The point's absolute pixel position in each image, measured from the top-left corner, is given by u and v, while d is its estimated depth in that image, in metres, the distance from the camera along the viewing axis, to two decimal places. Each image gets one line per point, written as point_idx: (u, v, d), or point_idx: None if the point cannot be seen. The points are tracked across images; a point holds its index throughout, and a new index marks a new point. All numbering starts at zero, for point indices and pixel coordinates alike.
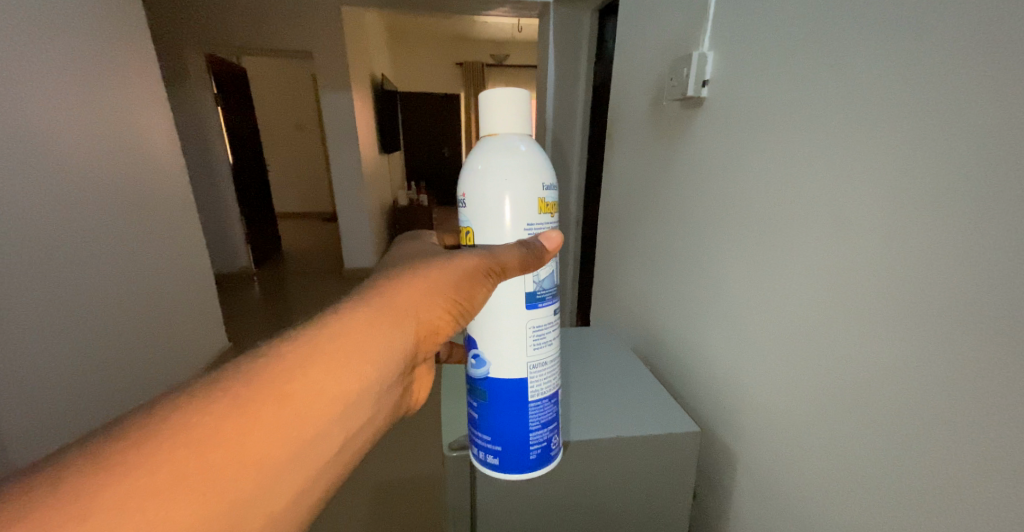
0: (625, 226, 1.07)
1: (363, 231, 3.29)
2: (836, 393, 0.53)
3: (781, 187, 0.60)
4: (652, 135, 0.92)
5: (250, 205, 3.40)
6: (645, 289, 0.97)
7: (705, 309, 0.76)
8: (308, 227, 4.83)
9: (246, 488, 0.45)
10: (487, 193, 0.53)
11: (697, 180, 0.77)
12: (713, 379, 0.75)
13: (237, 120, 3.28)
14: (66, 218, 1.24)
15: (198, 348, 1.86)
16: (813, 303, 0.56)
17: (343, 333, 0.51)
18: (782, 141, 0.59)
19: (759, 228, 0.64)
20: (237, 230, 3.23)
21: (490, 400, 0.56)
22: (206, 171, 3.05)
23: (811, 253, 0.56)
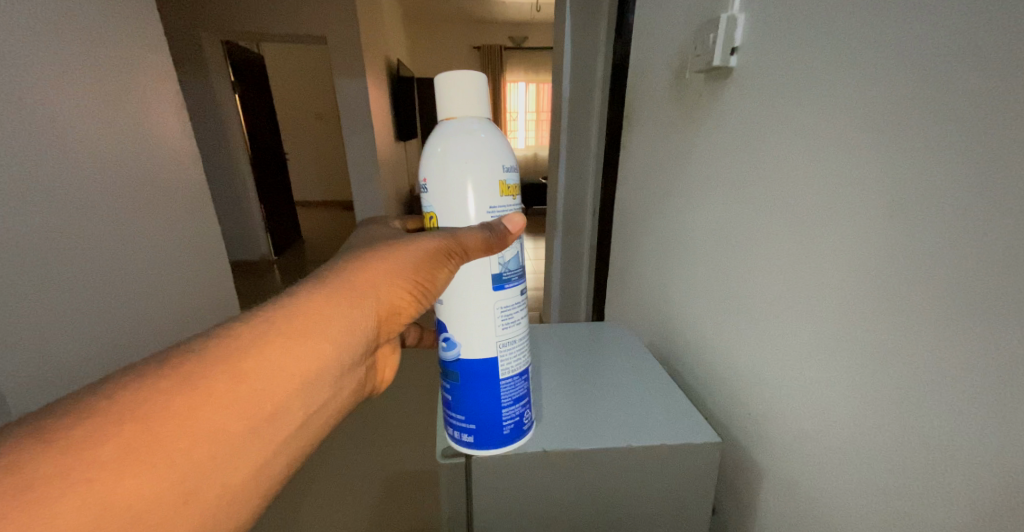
0: (643, 212, 1.01)
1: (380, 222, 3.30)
2: (858, 405, 0.49)
3: (803, 178, 0.54)
4: (670, 119, 0.87)
5: (269, 193, 3.43)
6: (664, 280, 0.91)
7: (721, 308, 0.71)
8: (328, 216, 4.87)
9: (197, 473, 0.41)
10: (447, 174, 0.50)
11: (714, 171, 0.72)
12: (727, 384, 0.70)
13: (255, 107, 3.30)
14: (99, 203, 1.23)
15: None
16: (835, 307, 0.51)
17: (305, 311, 0.49)
18: (809, 127, 0.53)
19: (777, 223, 0.59)
20: (257, 218, 3.27)
21: (462, 381, 0.53)
22: (225, 159, 3.08)
23: (834, 252, 0.51)
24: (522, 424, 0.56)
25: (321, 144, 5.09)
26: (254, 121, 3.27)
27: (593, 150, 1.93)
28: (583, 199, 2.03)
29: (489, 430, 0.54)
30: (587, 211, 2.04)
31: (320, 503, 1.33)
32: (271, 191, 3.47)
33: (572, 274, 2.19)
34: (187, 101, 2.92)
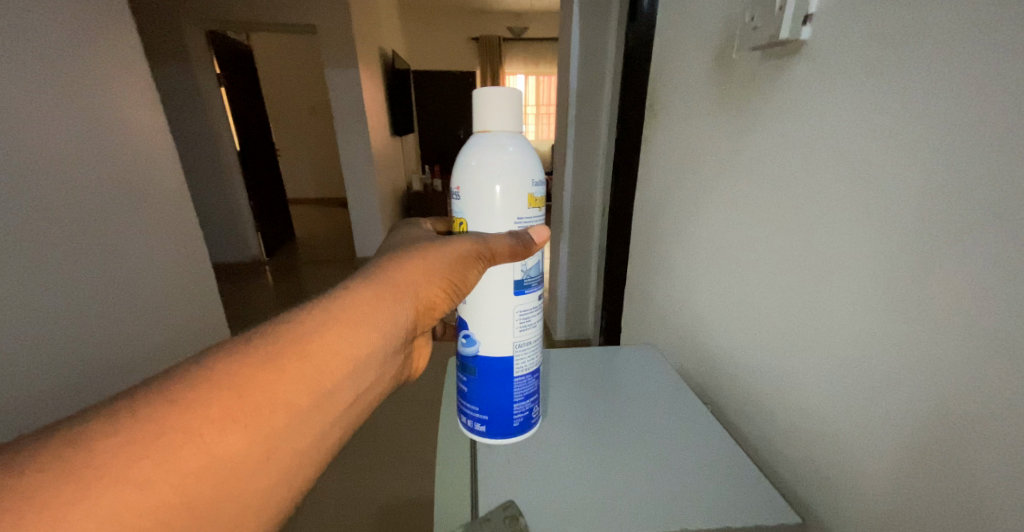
0: (654, 217, 0.90)
1: (373, 223, 3.20)
2: (894, 480, 0.41)
3: (832, 202, 0.46)
4: (684, 123, 0.78)
5: (258, 191, 3.33)
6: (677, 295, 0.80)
7: (735, 341, 0.63)
8: (323, 214, 4.77)
9: (261, 447, 0.44)
10: (485, 186, 0.52)
11: (726, 187, 0.64)
12: (744, 429, 0.62)
13: (242, 102, 3.18)
14: (43, 205, 1.11)
15: None
16: (873, 358, 0.43)
17: (349, 305, 0.51)
18: (843, 142, 0.45)
19: (801, 251, 0.50)
20: (245, 217, 3.16)
21: (481, 376, 0.56)
22: (211, 156, 2.97)
23: (874, 292, 0.42)
24: (530, 419, 0.59)
25: (315, 141, 4.97)
26: (242, 119, 3.16)
27: (604, 150, 1.90)
28: (592, 199, 2.00)
29: (500, 423, 0.57)
30: (596, 212, 2.03)
31: (307, 529, 1.26)
32: (261, 191, 3.37)
33: (580, 275, 2.16)
34: (169, 95, 2.80)
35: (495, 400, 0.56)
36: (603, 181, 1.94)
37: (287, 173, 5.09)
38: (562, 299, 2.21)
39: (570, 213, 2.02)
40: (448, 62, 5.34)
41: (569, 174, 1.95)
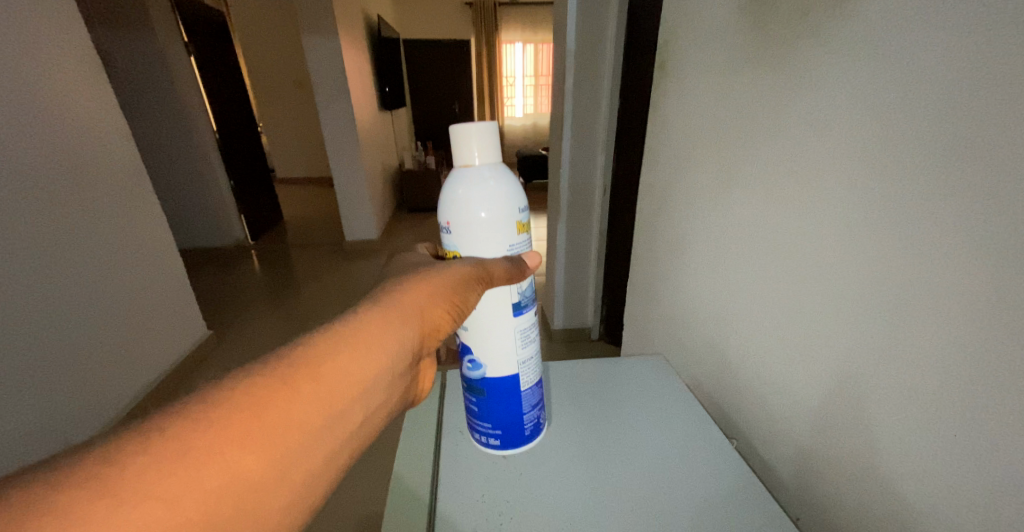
0: (675, 196, 0.82)
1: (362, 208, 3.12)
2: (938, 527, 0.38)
3: (878, 216, 0.40)
4: (700, 113, 0.71)
5: (239, 172, 3.24)
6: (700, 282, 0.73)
7: (760, 359, 0.57)
8: (313, 193, 4.68)
9: (258, 480, 0.36)
10: (475, 216, 0.48)
11: (748, 188, 0.57)
12: (770, 458, 0.58)
13: (216, 76, 3.04)
14: None
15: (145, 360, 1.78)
16: (921, 399, 0.38)
17: (358, 329, 0.44)
18: (896, 151, 0.38)
19: (839, 270, 0.44)
20: (225, 198, 3.10)
21: (490, 395, 0.52)
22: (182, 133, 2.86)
23: (923, 326, 0.37)
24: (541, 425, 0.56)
25: (302, 117, 4.81)
26: (215, 99, 3.02)
27: (605, 126, 1.76)
28: (592, 179, 1.87)
29: (514, 436, 0.54)
30: (596, 192, 1.89)
31: None
32: (240, 174, 3.27)
33: (578, 262, 2.04)
34: (136, 71, 2.67)
35: (509, 417, 0.53)
36: (604, 159, 1.81)
37: (274, 151, 4.96)
38: (559, 288, 2.09)
39: (567, 196, 1.89)
40: (441, 29, 5.10)
41: (567, 153, 1.81)
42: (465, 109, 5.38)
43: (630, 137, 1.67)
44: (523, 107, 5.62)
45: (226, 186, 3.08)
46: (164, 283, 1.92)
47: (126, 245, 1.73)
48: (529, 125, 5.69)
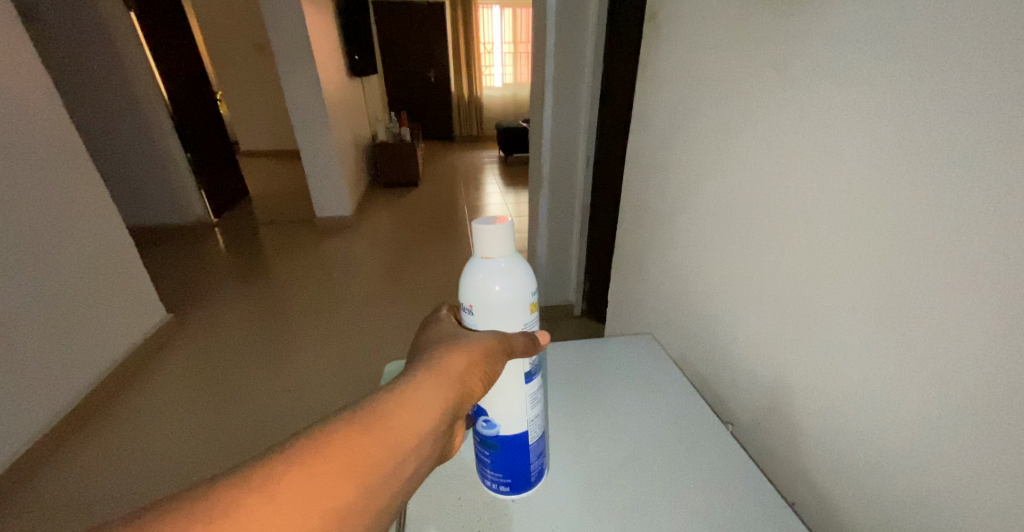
0: (664, 172, 0.79)
1: (333, 184, 2.99)
2: (955, 492, 0.39)
3: (914, 182, 0.38)
4: (701, 77, 0.66)
5: (196, 144, 3.07)
6: (695, 259, 0.72)
7: (773, 329, 0.56)
8: (279, 166, 4.50)
9: None
10: (496, 300, 0.48)
11: (765, 153, 0.54)
12: (782, 430, 0.57)
13: (165, 40, 2.82)
14: None
15: (95, 348, 1.68)
16: (949, 370, 0.38)
17: (392, 402, 0.41)
18: (942, 115, 0.36)
19: (866, 237, 0.43)
20: (182, 173, 2.94)
21: (502, 453, 0.53)
22: (129, 100, 2.69)
23: (957, 295, 0.36)
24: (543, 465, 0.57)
25: (266, 85, 4.55)
26: (164, 65, 2.80)
27: (588, 92, 1.68)
28: (575, 149, 1.80)
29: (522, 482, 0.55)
30: (580, 163, 1.82)
31: None
32: (197, 147, 3.08)
33: (561, 237, 1.98)
34: (73, 33, 2.46)
35: (517, 468, 0.53)
36: (588, 127, 1.73)
37: (236, 122, 4.71)
38: (542, 263, 2.04)
39: (550, 167, 1.82)
40: None
41: (549, 121, 1.73)
42: (440, 78, 5.21)
43: (613, 109, 1.59)
44: (502, 76, 5.43)
45: (183, 160, 2.93)
46: (113, 266, 1.80)
47: (58, 223, 1.59)
48: (509, 95, 5.52)
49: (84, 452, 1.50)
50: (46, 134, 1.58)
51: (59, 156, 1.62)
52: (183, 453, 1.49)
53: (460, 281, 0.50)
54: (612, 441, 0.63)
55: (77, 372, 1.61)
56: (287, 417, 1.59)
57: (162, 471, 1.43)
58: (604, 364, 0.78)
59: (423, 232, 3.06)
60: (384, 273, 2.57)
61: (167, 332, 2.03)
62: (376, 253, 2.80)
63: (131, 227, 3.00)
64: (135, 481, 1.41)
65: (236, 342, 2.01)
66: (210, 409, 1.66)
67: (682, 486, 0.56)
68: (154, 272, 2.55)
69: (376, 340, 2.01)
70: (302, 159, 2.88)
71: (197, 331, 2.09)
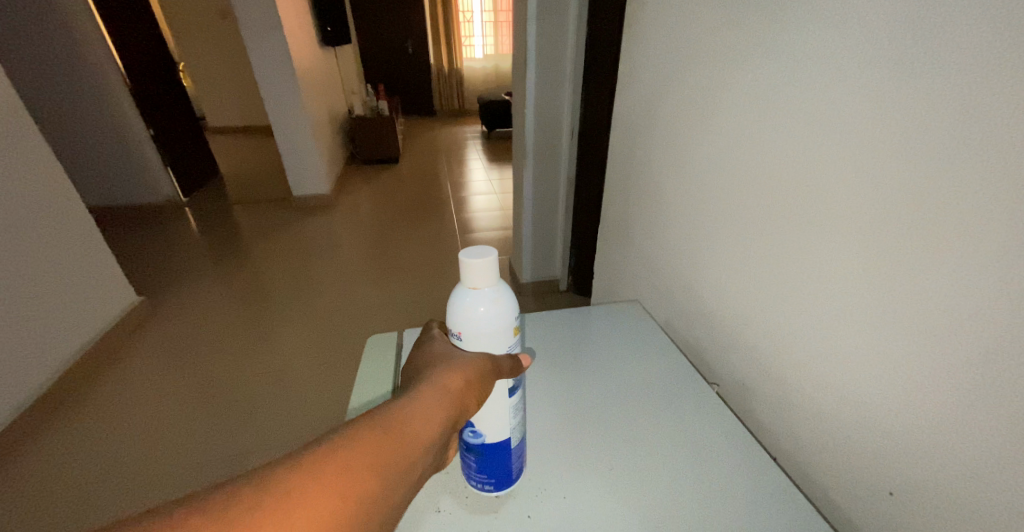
0: (655, 140, 0.77)
1: (309, 161, 2.89)
2: (938, 437, 0.39)
3: (910, 124, 0.37)
4: (693, 27, 0.63)
5: (160, 120, 2.92)
6: (684, 227, 0.71)
7: (762, 286, 0.55)
8: (253, 142, 4.35)
9: None
10: (483, 325, 0.48)
11: (756, 103, 0.52)
12: (765, 393, 0.58)
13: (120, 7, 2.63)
14: None
15: (60, 333, 1.61)
16: (937, 317, 0.37)
17: (398, 419, 0.42)
18: (948, 46, 0.34)
19: (857, 184, 0.42)
20: (146, 151, 2.81)
21: (484, 462, 0.51)
22: (84, 73, 2.53)
23: (950, 238, 0.36)
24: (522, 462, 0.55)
25: (232, 56, 4.32)
26: (119, 33, 2.61)
27: (571, 59, 1.61)
28: (559, 121, 1.74)
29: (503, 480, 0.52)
30: (563, 135, 1.76)
31: None
32: (161, 122, 2.93)
33: (546, 212, 1.94)
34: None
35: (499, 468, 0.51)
36: (572, 97, 1.67)
37: (204, 95, 4.51)
38: (526, 239, 2.00)
39: (533, 140, 1.76)
40: None
41: (531, 92, 1.66)
42: (419, 49, 5.05)
43: (597, 76, 1.53)
44: (483, 47, 5.26)
45: (146, 137, 2.79)
46: (72, 246, 1.70)
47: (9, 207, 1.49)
48: (491, 67, 5.36)
49: (57, 438, 1.46)
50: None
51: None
52: (162, 435, 1.46)
53: (447, 311, 0.49)
54: (598, 417, 0.62)
55: (43, 357, 1.55)
56: (271, 399, 1.57)
57: (140, 455, 1.40)
58: (589, 339, 0.76)
59: (404, 210, 2.99)
60: (365, 252, 2.51)
61: (140, 315, 1.96)
62: (356, 230, 2.73)
63: (96, 206, 2.87)
64: (113, 464, 1.37)
65: (213, 323, 1.96)
66: (189, 392, 1.62)
67: (668, 459, 0.56)
68: (121, 253, 2.45)
69: (357, 320, 1.97)
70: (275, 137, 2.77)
71: (170, 313, 2.03)
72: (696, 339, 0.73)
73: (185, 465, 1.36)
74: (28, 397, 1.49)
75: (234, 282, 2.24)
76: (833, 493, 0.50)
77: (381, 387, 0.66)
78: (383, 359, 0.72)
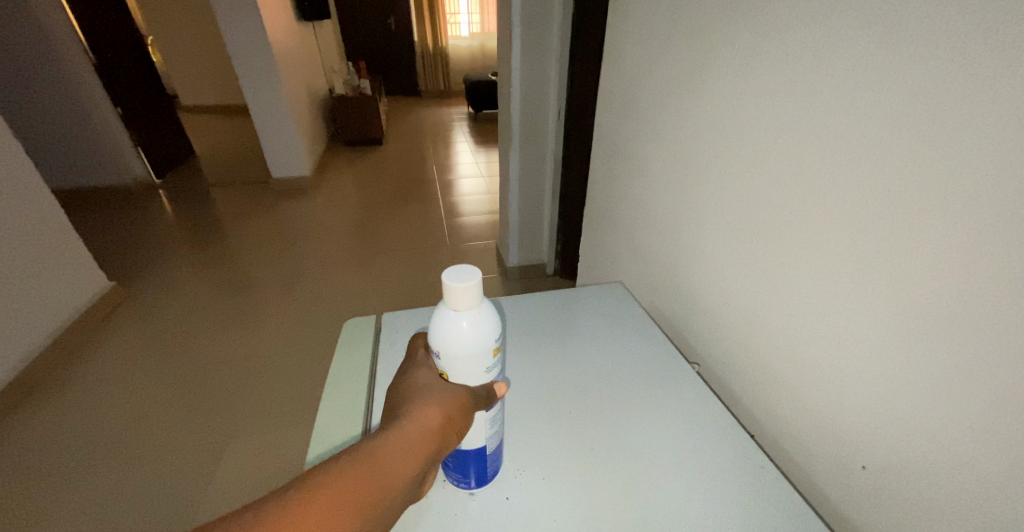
0: (651, 126, 0.77)
1: (289, 142, 2.81)
2: (905, 416, 0.43)
3: (905, 115, 0.38)
4: (693, 9, 0.63)
5: (129, 98, 2.81)
6: (679, 213, 0.72)
7: (755, 271, 0.57)
8: (229, 122, 4.22)
9: None
10: (463, 348, 0.44)
11: (756, 91, 0.53)
12: (755, 368, 0.60)
13: None
14: None
15: (24, 322, 1.55)
16: (922, 300, 0.39)
17: (371, 460, 0.40)
18: (949, 38, 0.35)
19: (852, 174, 0.43)
20: (114, 131, 2.71)
21: (464, 462, 0.49)
22: (45, 49, 2.40)
23: (937, 228, 0.37)
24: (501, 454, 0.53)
25: (205, 31, 4.14)
26: (82, 7, 2.48)
27: (558, 41, 1.57)
28: (545, 100, 1.69)
29: (482, 474, 0.51)
30: (550, 115, 1.72)
31: (212, 496, 1.22)
32: (130, 100, 2.81)
33: (532, 194, 1.91)
34: None
35: (478, 465, 0.50)
36: (559, 75, 1.62)
37: (176, 72, 4.34)
38: (512, 222, 1.96)
39: (518, 124, 1.72)
40: None
41: (517, 68, 1.60)
42: (402, 26, 4.92)
43: (585, 53, 1.49)
44: (468, 25, 5.13)
45: (114, 116, 2.68)
46: (39, 231, 1.63)
47: None
48: (476, 46, 5.23)
49: (22, 433, 1.40)
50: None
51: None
52: (133, 430, 1.41)
53: (429, 331, 0.46)
54: (584, 401, 0.61)
55: (8, 347, 1.49)
56: (249, 391, 1.53)
57: (110, 451, 1.35)
58: (572, 320, 0.75)
59: (388, 192, 2.95)
60: (348, 236, 2.46)
61: (111, 303, 1.90)
62: (338, 213, 2.69)
63: (63, 188, 2.76)
64: (80, 460, 1.32)
65: (188, 312, 1.89)
66: (161, 384, 1.57)
67: (652, 441, 0.56)
68: (92, 237, 2.38)
69: (340, 304, 1.95)
70: (252, 118, 2.68)
71: (144, 298, 1.98)
72: (685, 323, 0.74)
73: (157, 461, 1.32)
74: None
75: (210, 268, 2.17)
76: (811, 465, 0.54)
77: (355, 370, 0.65)
78: (362, 343, 0.70)
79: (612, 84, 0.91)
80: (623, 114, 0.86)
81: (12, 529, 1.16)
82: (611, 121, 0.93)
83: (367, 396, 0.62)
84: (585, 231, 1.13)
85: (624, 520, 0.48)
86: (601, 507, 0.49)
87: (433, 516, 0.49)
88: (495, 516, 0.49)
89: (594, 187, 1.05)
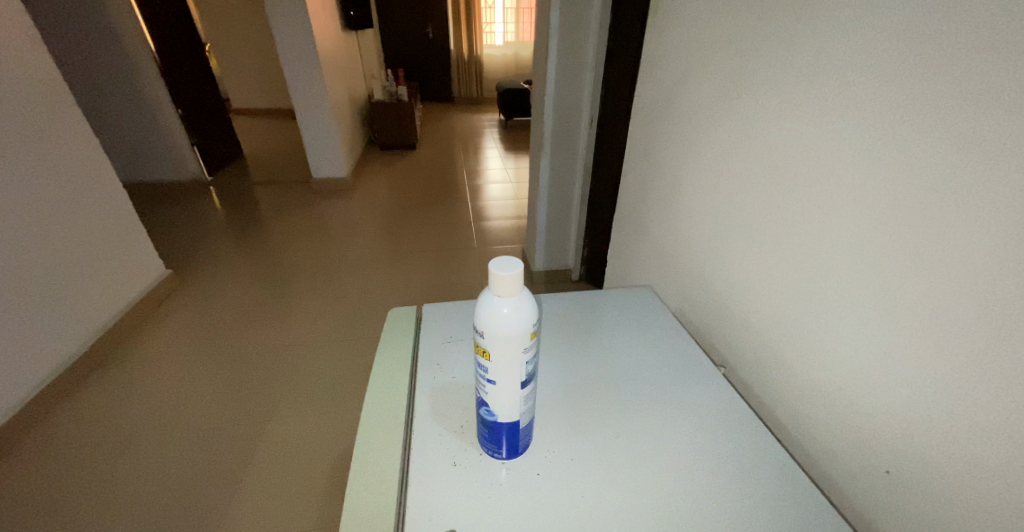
0: (682, 139, 0.82)
1: (330, 145, 2.94)
2: (930, 415, 0.45)
3: (925, 142, 0.43)
4: (731, 28, 0.67)
5: (189, 101, 3.00)
6: (707, 221, 0.77)
7: (781, 276, 0.61)
8: (273, 124, 4.42)
9: None
10: (508, 330, 0.49)
11: (793, 102, 0.57)
12: (777, 366, 0.64)
13: None
14: None
15: (94, 302, 1.70)
16: (943, 310, 0.43)
17: None
18: (969, 72, 0.39)
19: (881, 185, 0.47)
20: (174, 131, 2.90)
21: (499, 435, 0.55)
22: (118, 55, 2.61)
23: (962, 236, 0.41)
24: (530, 435, 0.58)
25: (256, 39, 4.38)
26: (153, 17, 2.69)
27: (594, 52, 1.62)
28: (578, 109, 1.74)
29: (514, 447, 0.56)
30: (582, 124, 1.77)
31: (258, 470, 1.32)
32: (189, 101, 3.00)
33: (561, 202, 1.95)
34: None
35: (513, 438, 0.55)
36: (593, 86, 1.67)
37: (228, 76, 4.60)
38: (540, 228, 2.01)
39: (552, 130, 1.77)
40: None
41: (552, 78, 1.66)
42: (440, 36, 5.08)
43: (617, 66, 1.54)
44: (503, 34, 5.24)
45: (174, 116, 2.87)
46: (109, 219, 1.79)
47: (47, 185, 1.56)
48: (511, 54, 5.37)
49: (89, 402, 1.54)
50: (21, 73, 1.50)
51: (33, 96, 1.54)
52: (185, 406, 1.53)
53: (475, 313, 0.51)
54: (615, 392, 0.65)
55: (79, 325, 1.64)
56: (287, 380, 1.61)
57: (163, 425, 1.46)
58: (599, 315, 0.79)
59: (421, 194, 3.05)
60: (383, 236, 2.56)
61: (167, 288, 2.05)
62: (374, 212, 2.81)
63: (127, 183, 2.96)
64: (141, 431, 1.45)
65: (233, 303, 2.01)
66: (208, 367, 1.67)
67: (675, 429, 0.60)
68: (151, 228, 2.55)
69: (375, 298, 2.05)
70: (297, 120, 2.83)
71: (196, 285, 2.13)
72: (712, 326, 0.77)
73: (202, 438, 1.42)
74: (70, 358, 1.60)
75: (253, 262, 2.29)
76: (833, 460, 0.56)
77: (403, 355, 0.71)
78: (405, 330, 0.76)
79: (646, 98, 0.96)
80: (657, 126, 0.92)
81: (83, 487, 1.28)
82: (645, 132, 0.98)
83: (410, 377, 0.68)
84: (615, 235, 1.18)
85: (653, 502, 0.52)
86: (636, 491, 0.53)
87: (477, 484, 0.54)
88: (530, 490, 0.53)
89: (626, 195, 1.10)
